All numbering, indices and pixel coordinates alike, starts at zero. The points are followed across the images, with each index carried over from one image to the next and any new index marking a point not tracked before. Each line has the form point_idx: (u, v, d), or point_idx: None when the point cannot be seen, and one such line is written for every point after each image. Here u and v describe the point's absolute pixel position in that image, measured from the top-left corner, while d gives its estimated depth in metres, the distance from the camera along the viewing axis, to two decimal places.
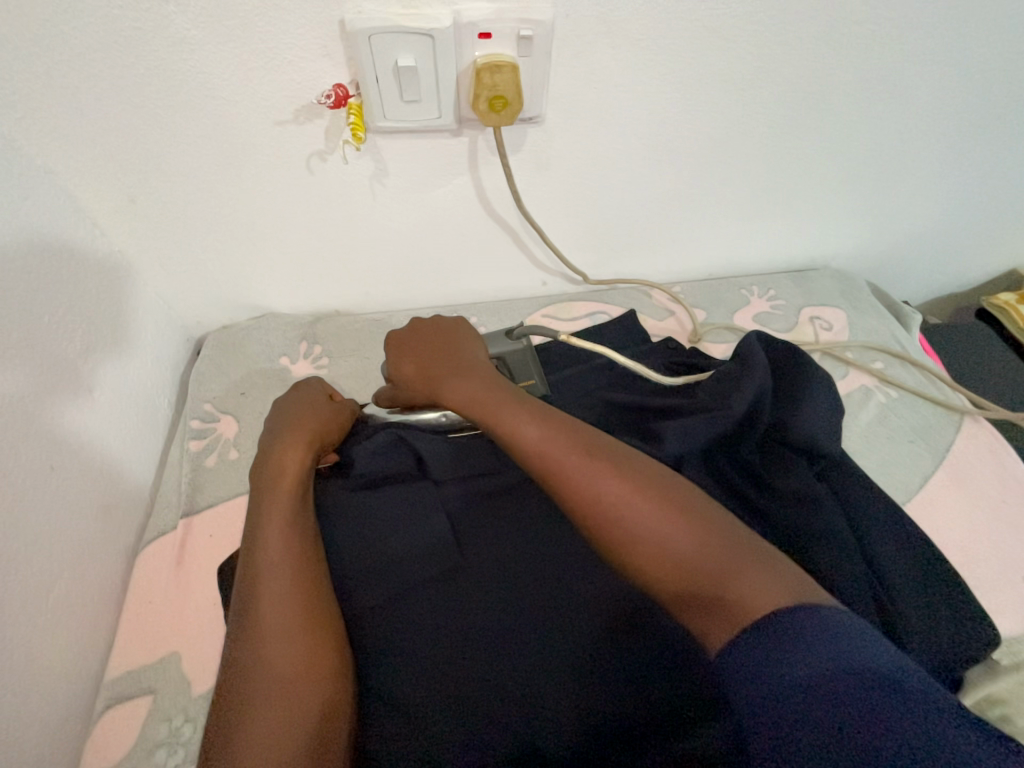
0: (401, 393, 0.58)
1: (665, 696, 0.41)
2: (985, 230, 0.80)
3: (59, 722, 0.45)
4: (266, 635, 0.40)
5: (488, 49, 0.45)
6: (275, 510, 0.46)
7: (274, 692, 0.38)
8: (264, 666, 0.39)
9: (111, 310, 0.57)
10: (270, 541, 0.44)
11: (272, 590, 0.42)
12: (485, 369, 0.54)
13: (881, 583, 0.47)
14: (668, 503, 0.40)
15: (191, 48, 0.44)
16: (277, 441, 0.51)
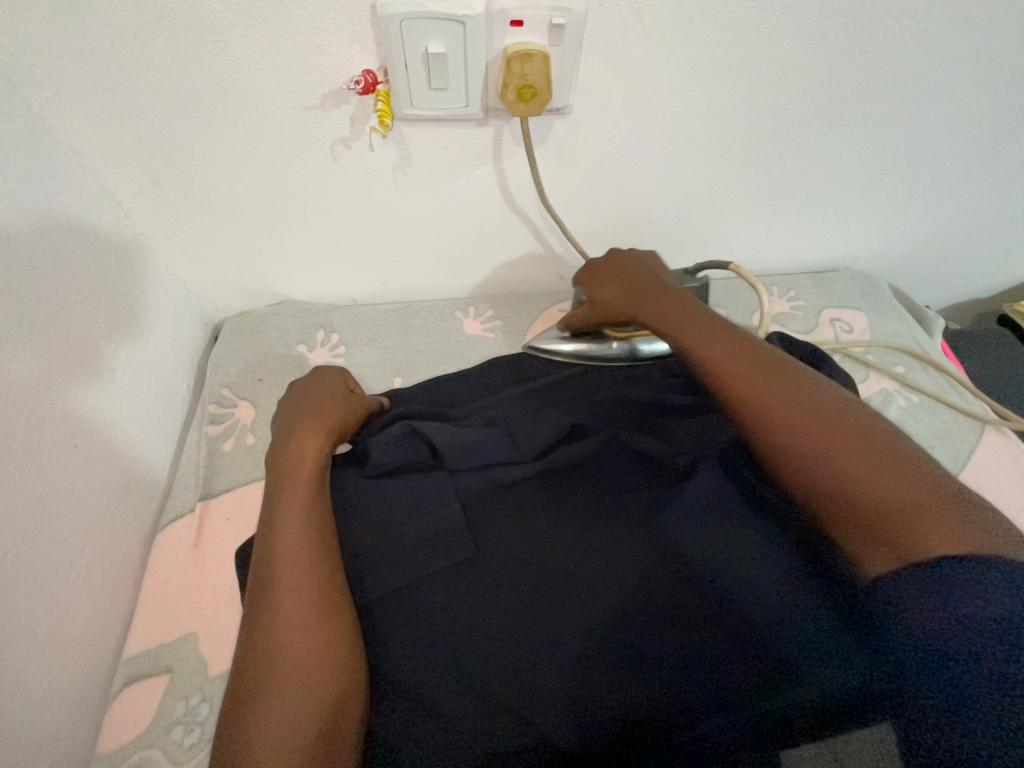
0: (596, 317, 0.60)
1: (683, 693, 0.41)
2: (1013, 236, 0.78)
3: (77, 696, 0.46)
4: (285, 618, 0.41)
5: (520, 37, 0.44)
6: (295, 494, 0.47)
7: (287, 672, 0.39)
8: (279, 645, 0.40)
9: (133, 293, 0.57)
10: (293, 523, 0.45)
11: (291, 574, 0.43)
12: (687, 297, 0.54)
13: None
14: (856, 431, 0.39)
15: (221, 30, 0.44)
16: (296, 427, 0.52)
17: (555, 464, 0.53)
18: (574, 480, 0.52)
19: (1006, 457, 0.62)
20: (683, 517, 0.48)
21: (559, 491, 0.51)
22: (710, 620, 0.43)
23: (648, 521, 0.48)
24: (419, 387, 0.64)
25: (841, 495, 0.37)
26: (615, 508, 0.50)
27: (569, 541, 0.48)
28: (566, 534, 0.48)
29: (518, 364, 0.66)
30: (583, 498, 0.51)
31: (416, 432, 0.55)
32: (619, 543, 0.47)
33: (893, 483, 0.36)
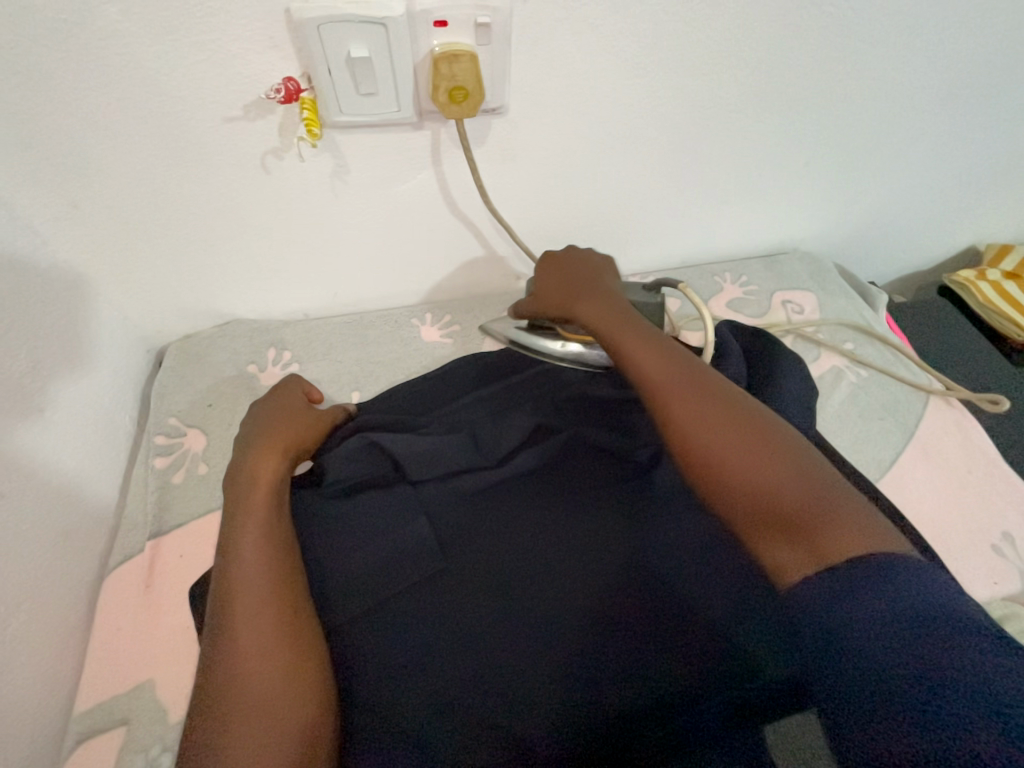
0: (537, 309, 0.59)
1: (651, 692, 0.43)
2: (944, 209, 0.82)
3: (25, 762, 0.43)
4: (240, 667, 0.38)
5: (445, 37, 0.43)
6: (251, 519, 0.45)
7: (249, 709, 0.37)
8: (242, 680, 0.38)
9: (60, 326, 0.53)
10: (248, 555, 0.43)
11: (247, 613, 0.40)
12: (621, 298, 0.53)
13: None
14: (768, 437, 0.39)
15: (126, 41, 0.41)
16: (250, 451, 0.50)
17: (522, 468, 0.53)
18: (540, 483, 0.52)
19: (951, 424, 0.65)
20: (646, 515, 0.49)
21: (527, 496, 0.51)
22: (661, 620, 0.45)
23: (615, 516, 0.49)
24: (379, 399, 0.62)
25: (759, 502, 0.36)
26: (581, 512, 0.50)
27: (540, 550, 0.48)
28: (536, 541, 0.48)
29: (482, 368, 0.65)
30: (551, 502, 0.51)
31: (375, 446, 0.54)
32: (587, 549, 0.48)
33: (804, 488, 0.36)
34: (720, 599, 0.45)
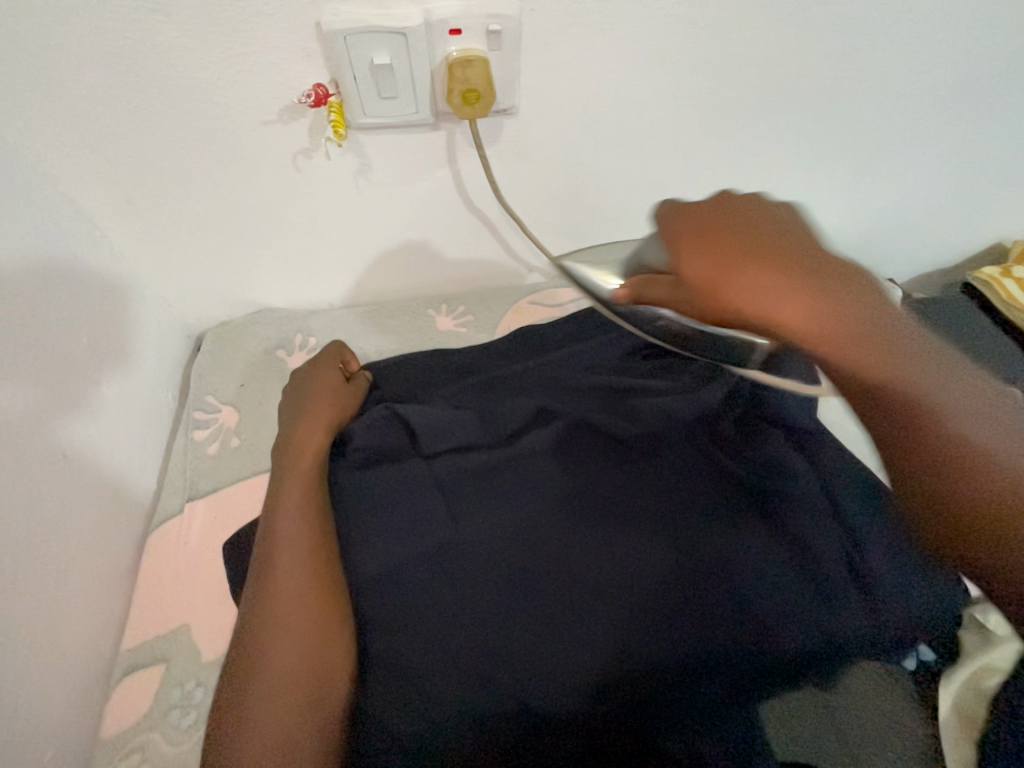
0: (679, 301, 0.36)
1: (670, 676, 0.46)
2: (965, 205, 0.81)
3: (79, 688, 0.49)
4: (282, 622, 0.46)
5: (459, 44, 0.47)
6: (295, 488, 0.54)
7: (286, 646, 0.45)
8: (280, 624, 0.46)
9: (114, 309, 0.59)
10: (290, 528, 0.50)
11: (289, 580, 0.48)
12: (853, 288, 0.33)
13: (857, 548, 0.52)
14: (916, 341, 0.34)
15: (177, 54, 0.46)
16: (297, 426, 0.58)
17: (533, 444, 0.56)
18: (553, 458, 0.55)
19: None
20: (660, 495, 0.54)
21: (540, 471, 0.55)
22: (677, 610, 0.48)
23: (626, 490, 0.54)
24: (400, 372, 0.66)
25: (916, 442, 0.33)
26: (589, 493, 0.54)
27: (553, 528, 0.51)
28: (550, 520, 0.52)
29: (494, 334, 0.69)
30: (562, 480, 0.54)
31: (394, 418, 0.58)
32: (597, 531, 0.51)
33: None
34: (734, 588, 0.49)
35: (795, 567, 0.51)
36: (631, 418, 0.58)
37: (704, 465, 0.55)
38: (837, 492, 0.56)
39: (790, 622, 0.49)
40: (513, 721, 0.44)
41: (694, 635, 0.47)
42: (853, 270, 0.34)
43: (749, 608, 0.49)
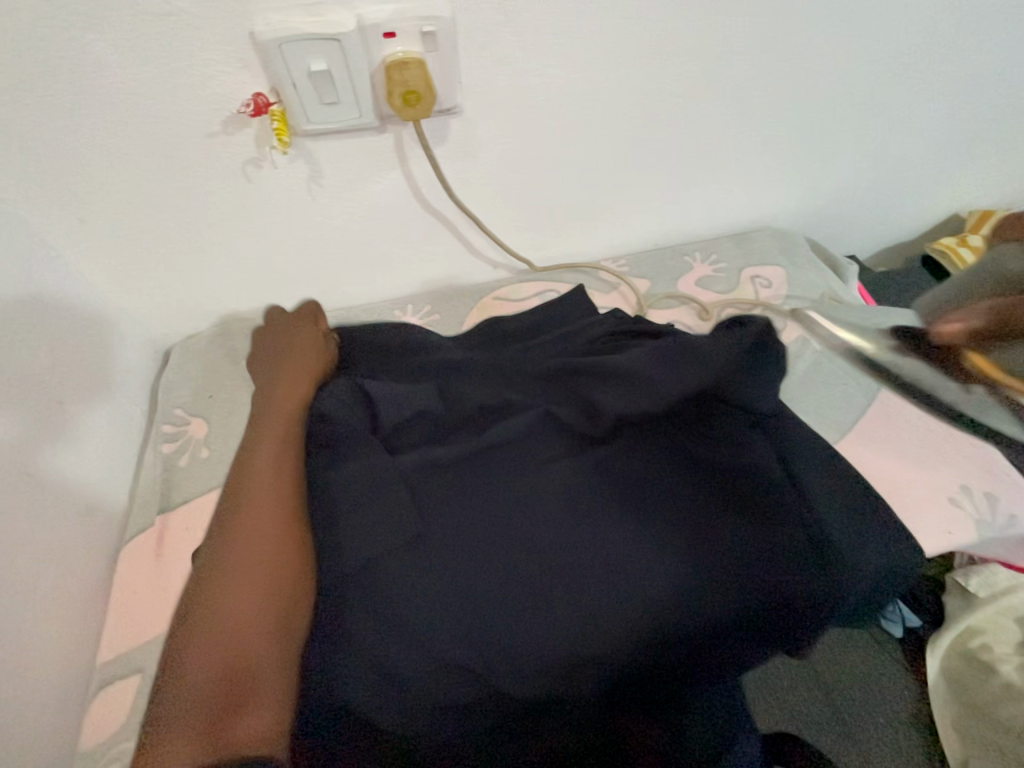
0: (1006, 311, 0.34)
1: (620, 646, 0.51)
2: (916, 178, 0.83)
3: (55, 703, 0.50)
4: (250, 535, 0.50)
5: (394, 47, 0.48)
6: (271, 430, 0.57)
7: (241, 576, 0.48)
8: (240, 553, 0.49)
9: (75, 329, 0.59)
10: (265, 459, 0.55)
11: (262, 502, 0.52)
12: None
13: (813, 521, 0.54)
14: None
15: (115, 70, 0.47)
16: (282, 374, 0.62)
17: (497, 434, 0.57)
18: (518, 447, 0.57)
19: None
20: (622, 484, 0.57)
21: (506, 458, 0.57)
22: (632, 589, 0.52)
23: (583, 474, 0.57)
24: (369, 361, 0.66)
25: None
26: (552, 476, 0.57)
27: (519, 513, 0.54)
28: (516, 508, 0.55)
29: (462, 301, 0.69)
30: (526, 465, 0.57)
31: (365, 396, 0.58)
32: (560, 511, 0.55)
33: None
34: (683, 564, 0.54)
35: (746, 538, 0.54)
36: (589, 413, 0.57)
37: (661, 447, 0.58)
38: (797, 468, 0.57)
39: (737, 591, 0.53)
40: (477, 696, 0.49)
41: (645, 613, 0.52)
42: None
43: (699, 578, 0.53)
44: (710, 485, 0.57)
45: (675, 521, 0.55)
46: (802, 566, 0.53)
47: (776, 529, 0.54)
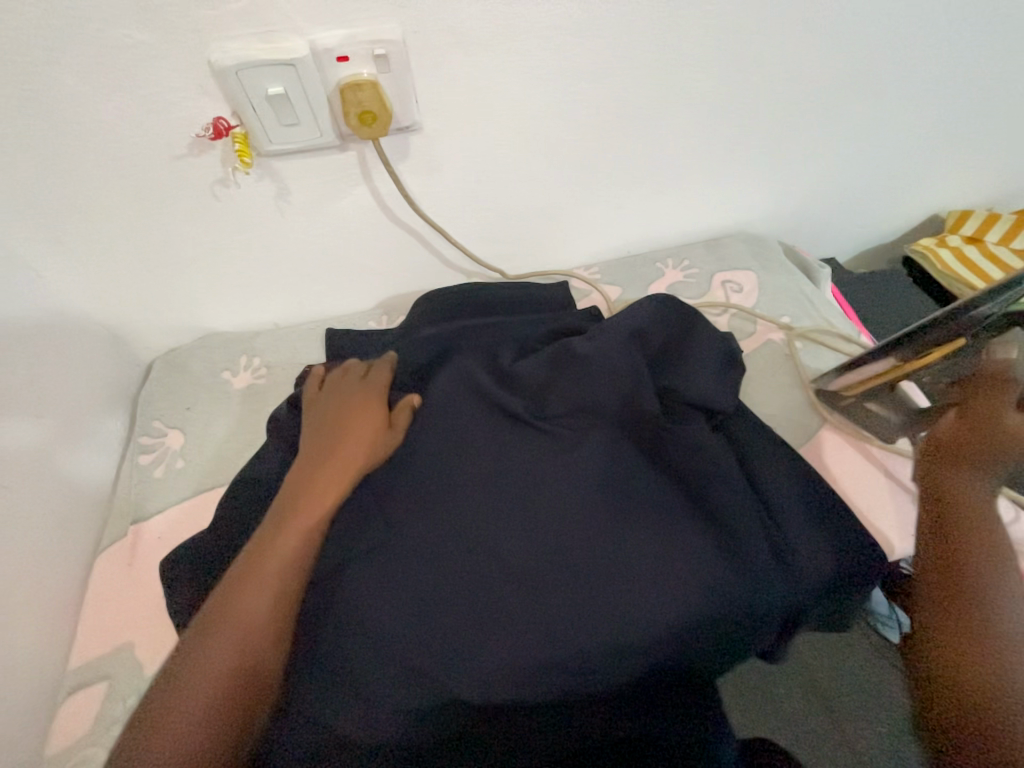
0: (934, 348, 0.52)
1: (580, 659, 0.51)
2: (889, 180, 0.83)
3: (28, 708, 0.52)
4: (230, 631, 0.46)
5: (349, 70, 0.50)
6: (302, 511, 0.54)
7: (221, 672, 0.44)
8: (223, 647, 0.45)
9: (54, 345, 0.61)
10: (286, 546, 0.51)
11: (260, 588, 0.48)
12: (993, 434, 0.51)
13: (770, 513, 0.57)
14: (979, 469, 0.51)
15: (81, 100, 0.49)
16: (333, 436, 0.59)
17: (457, 435, 0.60)
18: (479, 451, 0.59)
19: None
20: (589, 487, 0.57)
21: (465, 462, 0.58)
22: (593, 600, 0.52)
23: (547, 478, 0.58)
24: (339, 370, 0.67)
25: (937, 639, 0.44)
26: (514, 478, 0.58)
27: (482, 522, 0.55)
28: (478, 514, 0.55)
29: (443, 304, 0.71)
30: (490, 471, 0.58)
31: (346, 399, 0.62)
32: (521, 517, 0.56)
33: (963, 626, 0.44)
34: (653, 573, 0.53)
35: (706, 542, 0.55)
36: (536, 408, 0.62)
37: (623, 449, 0.59)
38: (753, 467, 0.60)
39: (700, 598, 0.52)
40: (439, 705, 0.50)
41: (608, 626, 0.52)
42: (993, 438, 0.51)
43: (661, 586, 0.53)
44: (672, 486, 0.58)
45: (637, 527, 0.55)
46: (764, 568, 0.53)
47: (736, 531, 0.55)
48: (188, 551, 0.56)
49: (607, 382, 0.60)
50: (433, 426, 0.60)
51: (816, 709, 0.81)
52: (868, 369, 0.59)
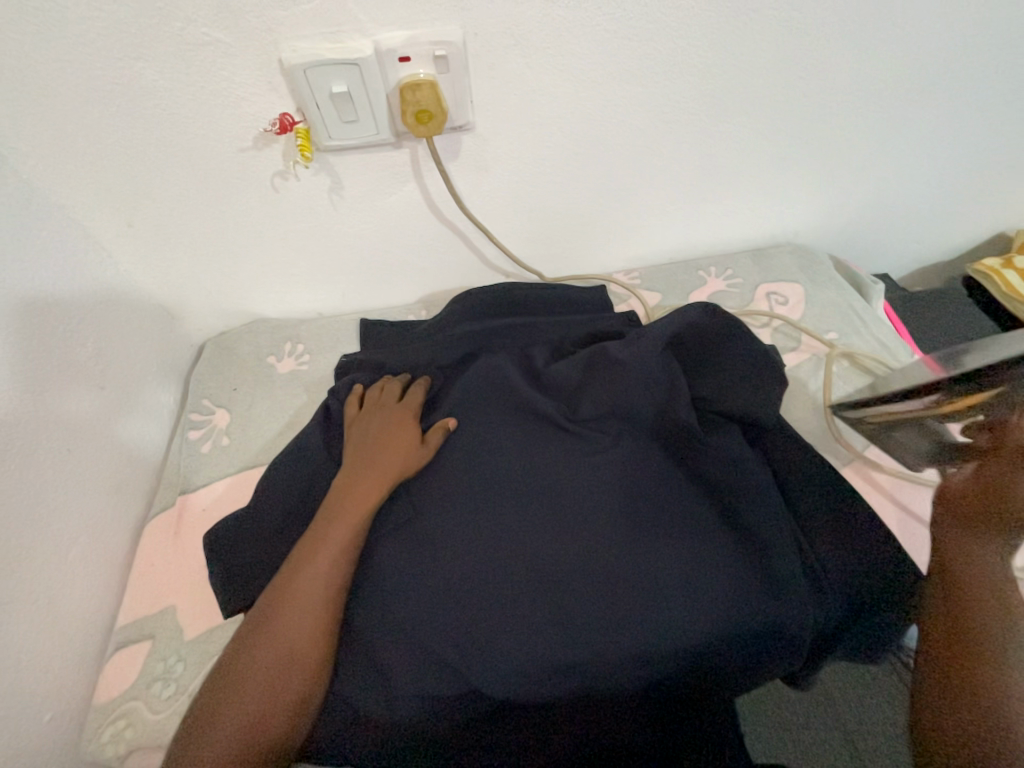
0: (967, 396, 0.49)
1: (601, 667, 0.51)
2: (955, 195, 0.79)
3: (78, 658, 0.56)
4: (282, 629, 0.48)
5: (409, 70, 0.51)
6: (345, 519, 0.54)
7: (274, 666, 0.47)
8: (275, 643, 0.47)
9: (120, 322, 0.65)
10: (322, 573, 0.51)
11: (309, 589, 0.50)
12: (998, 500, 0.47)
13: (804, 535, 0.56)
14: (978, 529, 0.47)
15: (161, 95, 0.52)
16: (375, 447, 0.59)
17: (489, 432, 0.61)
18: (510, 450, 0.59)
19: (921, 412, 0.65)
20: (617, 492, 0.57)
21: (498, 460, 0.59)
22: (617, 609, 0.52)
23: (576, 480, 0.58)
24: (379, 361, 0.69)
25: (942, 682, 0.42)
26: (544, 479, 0.58)
27: (510, 521, 0.56)
28: (506, 511, 0.56)
29: (483, 303, 0.72)
30: (520, 470, 0.58)
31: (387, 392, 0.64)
32: (550, 518, 0.56)
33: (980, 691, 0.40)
34: (682, 590, 0.52)
35: (735, 557, 0.54)
36: (569, 410, 0.62)
37: (655, 457, 0.59)
38: (790, 487, 0.58)
39: (726, 614, 0.51)
40: (459, 695, 0.52)
41: (632, 637, 0.51)
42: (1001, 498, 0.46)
43: (688, 598, 0.52)
44: (704, 498, 0.57)
45: (668, 539, 0.54)
46: (799, 591, 0.52)
47: (770, 551, 0.53)
48: (228, 526, 0.58)
49: (642, 388, 0.59)
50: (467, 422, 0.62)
51: (838, 743, 0.78)
52: (903, 407, 0.56)
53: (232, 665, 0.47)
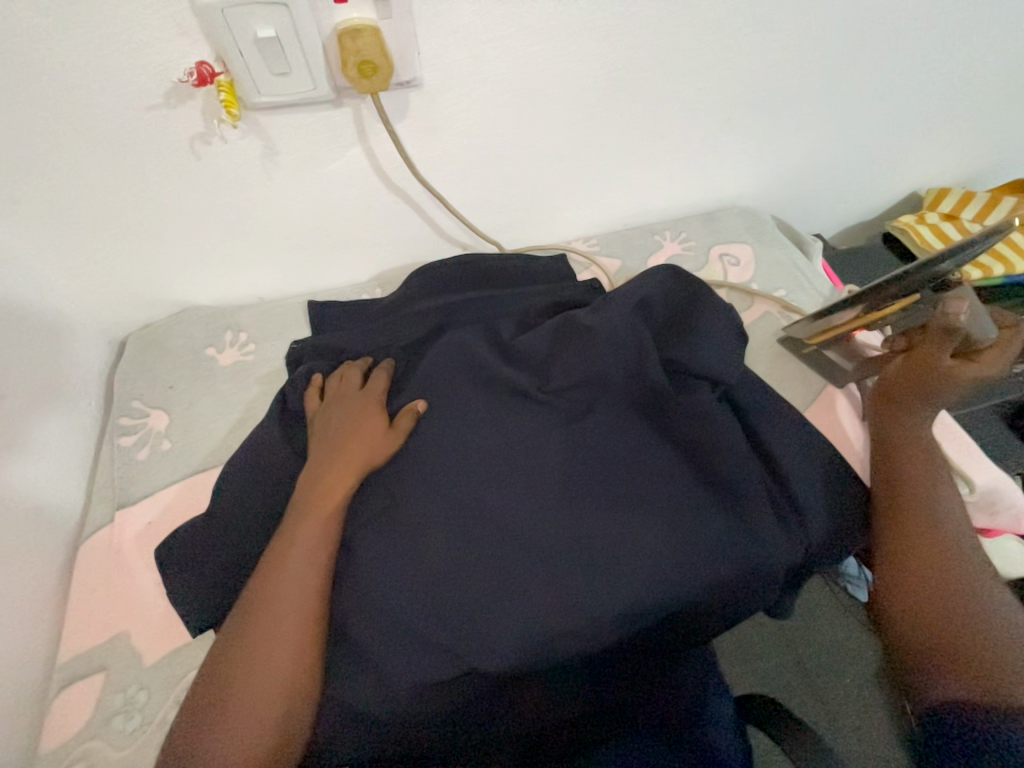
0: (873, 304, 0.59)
1: (598, 625, 0.52)
2: (878, 155, 0.84)
3: (13, 706, 0.49)
4: (263, 636, 0.45)
5: (346, 13, 0.45)
6: (315, 515, 0.50)
7: (263, 669, 0.43)
8: (254, 653, 0.44)
9: (17, 319, 0.56)
10: (297, 573, 0.47)
11: (284, 595, 0.46)
12: (937, 369, 0.56)
13: (775, 478, 0.59)
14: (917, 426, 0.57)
15: (40, 37, 0.43)
16: (342, 439, 0.55)
17: (463, 409, 0.58)
18: (484, 425, 0.58)
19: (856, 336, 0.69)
20: (593, 456, 0.57)
21: (475, 438, 0.57)
22: (607, 570, 0.52)
23: (555, 446, 0.57)
24: (335, 345, 0.64)
25: (915, 585, 0.48)
26: (522, 452, 0.57)
27: (490, 496, 0.54)
28: (488, 488, 0.55)
29: (443, 278, 0.68)
30: (497, 446, 0.57)
31: (347, 376, 0.60)
32: (532, 491, 0.55)
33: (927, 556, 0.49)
34: (665, 539, 0.54)
35: (714, 508, 0.56)
36: (542, 380, 0.61)
37: (630, 420, 0.59)
38: (759, 435, 0.61)
39: (708, 562, 0.53)
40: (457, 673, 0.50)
41: (622, 596, 0.52)
42: (928, 368, 0.57)
43: (675, 550, 0.53)
44: (683, 456, 0.58)
45: (649, 498, 0.56)
46: (773, 530, 0.54)
47: (747, 496, 0.55)
48: (181, 537, 0.53)
49: (613, 355, 0.59)
50: (440, 401, 0.59)
51: (792, 666, 0.86)
52: (834, 319, 0.63)
53: (211, 684, 0.43)
